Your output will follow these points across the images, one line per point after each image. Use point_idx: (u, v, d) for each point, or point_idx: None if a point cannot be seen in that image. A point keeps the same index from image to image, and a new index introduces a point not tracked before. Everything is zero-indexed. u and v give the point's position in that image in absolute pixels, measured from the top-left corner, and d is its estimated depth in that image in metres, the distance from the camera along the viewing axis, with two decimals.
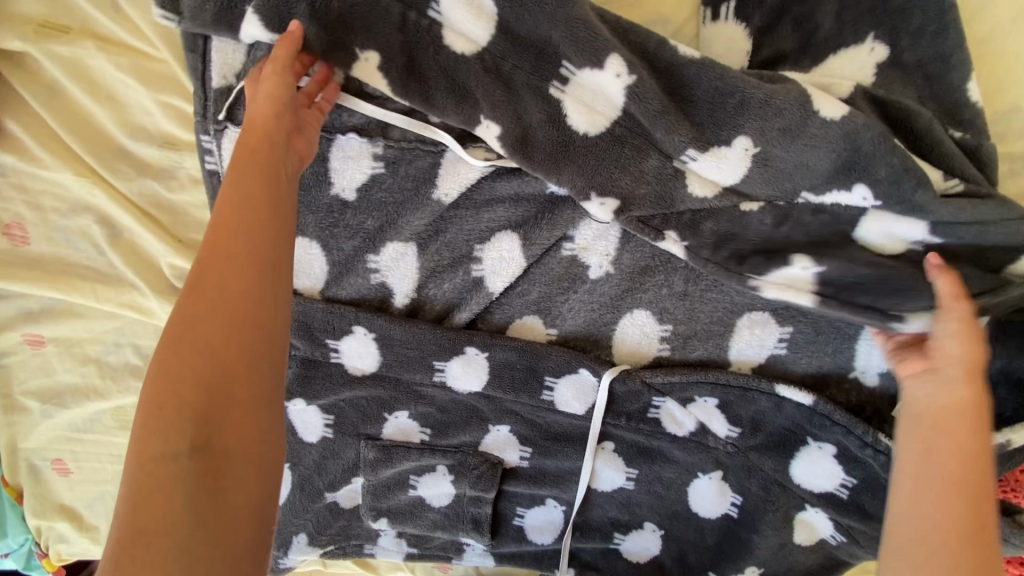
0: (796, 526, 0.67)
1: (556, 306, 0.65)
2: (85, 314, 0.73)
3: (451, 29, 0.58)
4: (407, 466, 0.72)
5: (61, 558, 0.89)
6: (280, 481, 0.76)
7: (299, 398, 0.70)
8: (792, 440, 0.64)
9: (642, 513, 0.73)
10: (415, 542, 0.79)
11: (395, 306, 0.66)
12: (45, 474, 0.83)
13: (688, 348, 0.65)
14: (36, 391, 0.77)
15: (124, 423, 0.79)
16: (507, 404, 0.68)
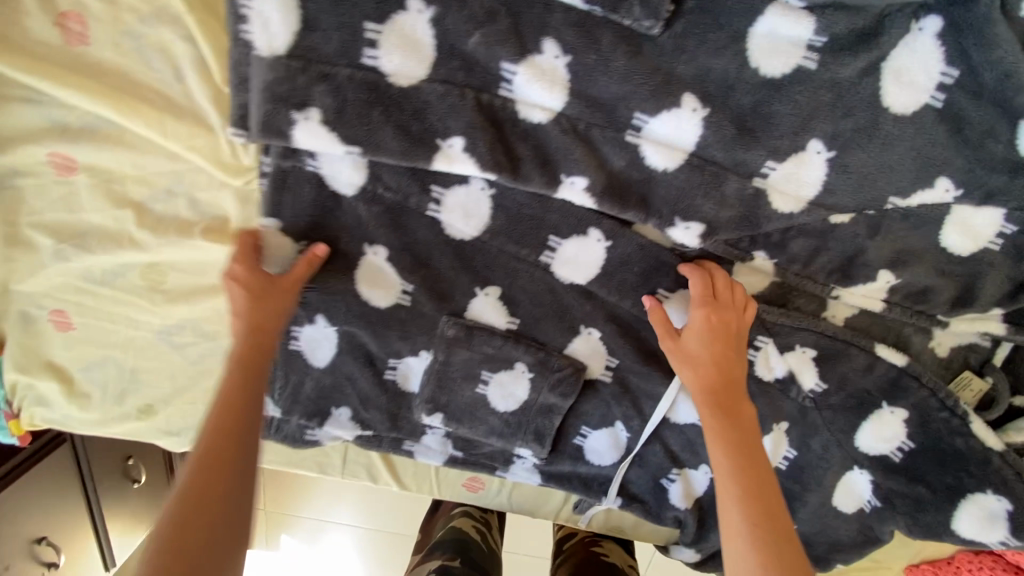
0: (838, 487, 0.70)
1: (700, 203, 0.56)
2: (137, 145, 0.60)
3: (525, 102, 0.54)
4: (486, 354, 0.67)
5: (32, 423, 0.79)
6: (325, 342, 0.68)
7: (382, 248, 0.63)
8: (867, 404, 0.65)
9: (702, 455, 0.72)
10: (462, 447, 0.75)
11: (504, 149, 0.55)
12: (39, 325, 0.71)
13: (809, 257, 0.59)
14: (49, 227, 0.65)
15: (155, 284, 0.68)
16: (611, 308, 0.65)
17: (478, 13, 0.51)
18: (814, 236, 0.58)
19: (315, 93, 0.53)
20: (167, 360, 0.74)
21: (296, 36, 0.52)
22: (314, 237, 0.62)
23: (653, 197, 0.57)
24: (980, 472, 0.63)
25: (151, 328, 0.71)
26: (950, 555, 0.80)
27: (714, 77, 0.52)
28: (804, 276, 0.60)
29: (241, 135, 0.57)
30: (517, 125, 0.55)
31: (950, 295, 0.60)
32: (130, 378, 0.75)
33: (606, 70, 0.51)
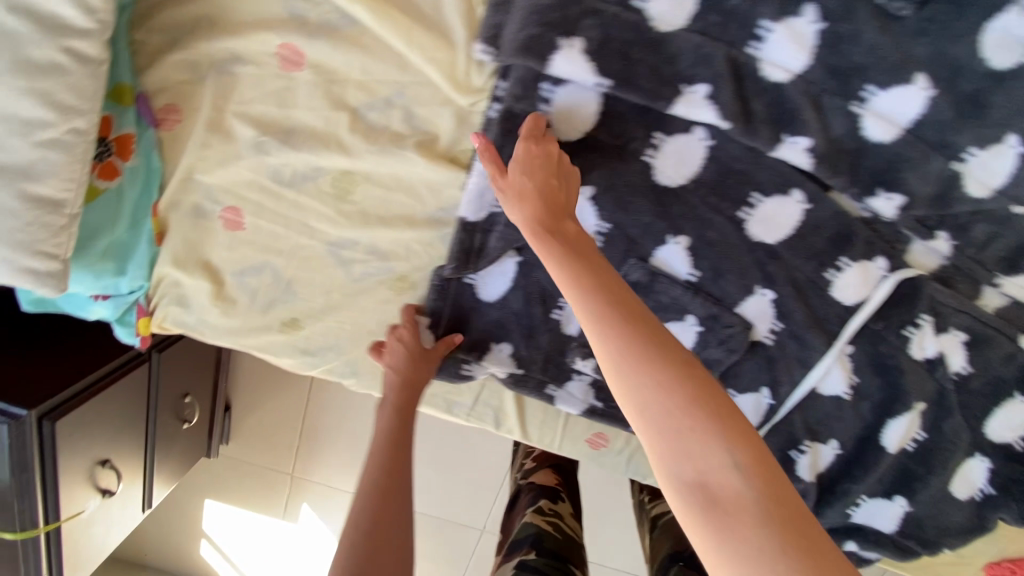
0: (956, 477, 0.75)
1: (905, 177, 0.61)
2: (372, 50, 0.61)
3: (770, 61, 0.58)
4: (661, 303, 0.71)
5: (162, 324, 0.77)
6: (502, 275, 0.72)
7: (592, 188, 0.66)
8: (1001, 392, 0.70)
9: (838, 428, 0.75)
10: (605, 398, 0.77)
11: (741, 104, 0.59)
12: (209, 220, 0.70)
13: (984, 242, 0.65)
14: (256, 119, 0.65)
15: (341, 194, 0.68)
16: (792, 271, 0.68)
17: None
18: (994, 223, 0.63)
19: (583, 25, 0.56)
20: (327, 275, 0.73)
21: None
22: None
23: (859, 167, 0.62)
24: None
25: (323, 239, 0.71)
26: None
27: (950, 60, 0.56)
28: (974, 260, 0.66)
29: (489, 56, 0.58)
30: (757, 81, 0.59)
31: None
32: (283, 288, 0.74)
33: (854, 42, 0.56)
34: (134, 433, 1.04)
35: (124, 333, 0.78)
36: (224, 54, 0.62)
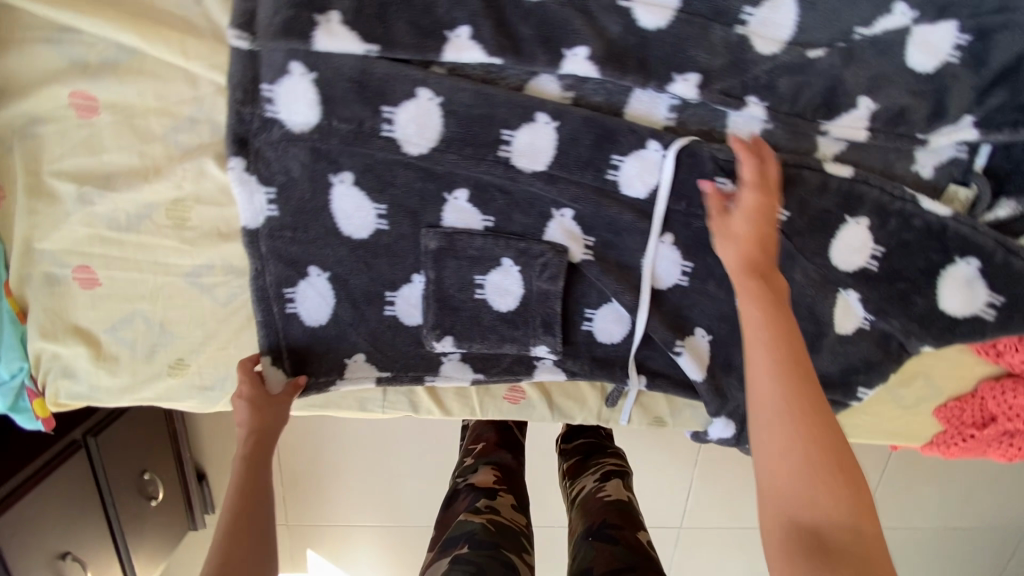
0: (835, 316, 0.73)
1: (694, 54, 0.61)
2: (158, 75, 0.63)
3: None
4: (471, 257, 0.72)
5: (58, 401, 0.76)
6: (321, 298, 0.73)
7: (348, 173, 0.67)
8: (833, 222, 0.69)
9: (730, 317, 0.75)
10: (481, 366, 0.78)
11: (510, 29, 0.60)
12: (63, 285, 0.70)
13: (796, 94, 0.64)
14: (71, 174, 0.65)
15: (180, 223, 0.69)
16: (628, 177, 0.68)
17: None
18: (798, 72, 0.63)
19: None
20: (196, 307, 0.74)
21: None
22: (309, 155, 0.66)
23: (651, 58, 0.61)
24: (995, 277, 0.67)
25: (179, 273, 0.72)
26: (974, 389, 0.84)
27: None
28: (795, 115, 0.65)
29: (244, 41, 0.60)
30: (518, 3, 0.59)
31: (927, 112, 0.65)
32: (158, 332, 0.75)
33: None
34: (92, 519, 1.05)
35: (24, 419, 0.78)
36: (19, 118, 0.63)
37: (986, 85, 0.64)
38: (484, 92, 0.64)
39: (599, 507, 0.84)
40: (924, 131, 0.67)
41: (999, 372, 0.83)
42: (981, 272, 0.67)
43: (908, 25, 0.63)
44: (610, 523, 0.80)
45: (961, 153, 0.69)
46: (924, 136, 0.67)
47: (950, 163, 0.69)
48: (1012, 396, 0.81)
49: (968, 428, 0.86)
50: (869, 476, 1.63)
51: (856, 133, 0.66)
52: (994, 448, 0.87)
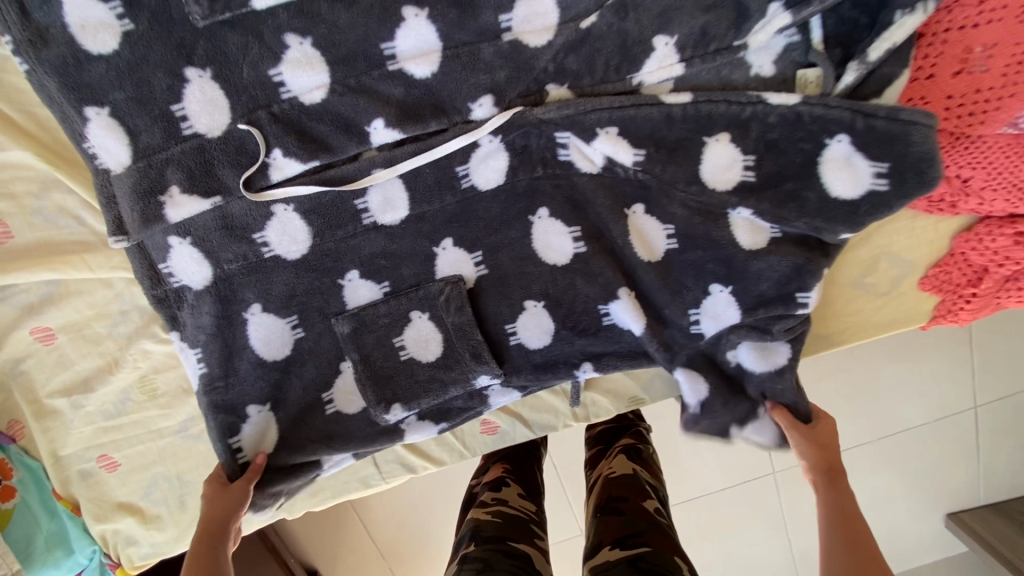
0: (741, 236, 0.71)
1: (477, 77, 0.64)
2: (84, 289, 0.75)
3: (303, 91, 0.64)
4: (385, 325, 0.74)
5: (134, 565, 0.90)
6: (266, 426, 0.74)
7: (255, 304, 0.72)
8: (691, 158, 0.68)
9: (645, 285, 0.74)
10: (440, 416, 0.79)
11: (313, 133, 0.66)
12: (94, 475, 0.85)
13: (590, 67, 0.65)
14: (59, 390, 0.79)
15: (153, 394, 0.81)
16: (481, 204, 0.71)
17: (236, 50, 0.63)
18: (580, 47, 0.64)
19: (167, 174, 0.67)
20: (197, 453, 0.85)
21: (127, 145, 0.66)
22: (216, 304, 0.71)
23: (443, 101, 0.65)
24: (876, 142, 0.63)
25: (171, 432, 0.83)
26: (950, 248, 0.76)
27: None
28: (599, 82, 0.66)
29: (124, 241, 0.69)
30: (308, 111, 0.65)
31: (729, 20, 0.63)
32: (180, 484, 0.87)
33: (337, 27, 0.62)
34: None
35: None
36: (8, 363, 0.78)
37: None
38: (323, 186, 0.68)
39: (605, 486, 0.88)
40: (736, 38, 0.64)
41: (971, 221, 0.75)
42: (857, 146, 0.64)
43: None
44: (615, 500, 0.84)
45: (792, 38, 0.65)
46: (740, 42, 0.65)
47: (786, 51, 0.66)
48: (993, 239, 0.72)
49: (964, 288, 0.77)
50: (954, 347, 1.49)
51: (671, 71, 0.66)
52: (1007, 298, 0.76)
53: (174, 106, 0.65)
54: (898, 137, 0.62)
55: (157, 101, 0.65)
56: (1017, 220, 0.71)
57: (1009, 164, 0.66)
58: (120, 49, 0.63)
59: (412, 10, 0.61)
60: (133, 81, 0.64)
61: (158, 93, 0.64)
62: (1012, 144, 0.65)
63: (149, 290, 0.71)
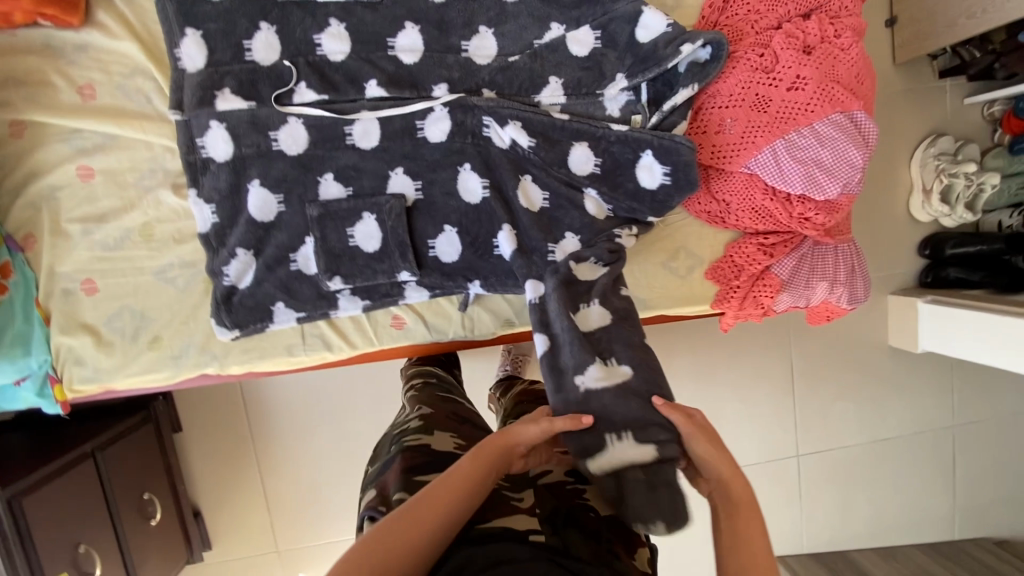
0: (589, 204, 1.08)
1: (441, 71, 1.04)
2: (129, 146, 1.04)
3: (331, 53, 1.02)
4: (343, 216, 1.06)
5: (72, 384, 1.07)
6: (247, 268, 1.06)
7: (256, 180, 1.03)
8: (563, 151, 1.08)
9: (524, 229, 1.09)
10: (367, 294, 1.10)
11: (329, 80, 1.03)
12: (74, 294, 1.06)
13: (511, 83, 1.07)
14: (77, 217, 1.04)
15: (149, 238, 1.06)
16: (426, 150, 1.07)
17: (295, 19, 1.01)
18: (507, 70, 1.06)
19: (224, 79, 1.00)
20: (164, 295, 1.08)
21: (205, 56, 1.00)
22: (231, 173, 1.03)
23: (417, 80, 1.04)
24: (663, 157, 1.04)
25: (151, 272, 1.07)
26: (725, 251, 1.16)
27: (416, 10, 1.02)
28: (515, 93, 1.07)
29: (179, 115, 1.01)
30: (331, 65, 1.02)
31: (595, 77, 1.07)
32: (140, 319, 1.08)
33: (363, 23, 1.02)
34: (99, 519, 1.29)
35: (48, 405, 1.08)
36: (46, 188, 1.03)
37: (622, 53, 1.06)
38: (327, 111, 1.03)
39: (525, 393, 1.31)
40: (597, 87, 1.08)
41: (737, 236, 1.16)
42: (654, 155, 1.04)
43: (562, 34, 1.06)
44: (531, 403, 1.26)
45: (630, 97, 1.09)
46: (601, 91, 1.08)
47: (626, 103, 1.09)
48: (745, 247, 1.13)
49: (733, 280, 1.16)
50: (781, 400, 1.86)
51: (559, 97, 1.08)
52: (758, 291, 1.15)
53: (245, 41, 1.01)
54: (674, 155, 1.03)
55: (236, 35, 1.00)
56: (759, 236, 1.13)
57: (748, 192, 1.08)
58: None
59: (410, 24, 1.02)
60: (224, 19, 1.00)
61: (238, 31, 1.00)
62: (749, 179, 1.07)
63: (184, 154, 1.02)
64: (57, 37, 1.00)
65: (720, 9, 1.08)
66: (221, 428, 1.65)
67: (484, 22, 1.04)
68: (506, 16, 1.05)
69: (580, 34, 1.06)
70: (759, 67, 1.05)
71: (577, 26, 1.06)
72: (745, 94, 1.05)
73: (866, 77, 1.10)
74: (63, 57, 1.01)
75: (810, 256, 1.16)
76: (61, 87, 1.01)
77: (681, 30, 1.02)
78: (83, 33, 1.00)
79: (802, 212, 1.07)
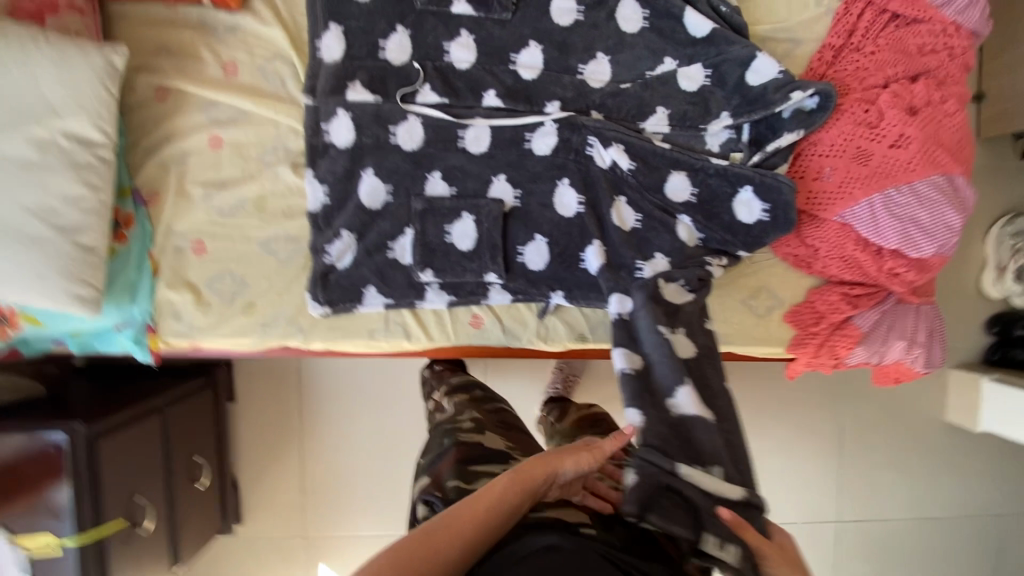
0: (680, 231, 1.11)
1: (555, 89, 1.10)
2: (258, 123, 1.12)
3: (457, 61, 1.09)
4: (443, 213, 1.11)
5: (166, 337, 1.13)
6: (348, 250, 1.11)
7: (371, 168, 1.10)
8: (662, 178, 1.11)
9: (614, 248, 1.11)
10: (453, 290, 1.13)
11: (451, 85, 1.09)
12: (185, 252, 1.12)
13: (620, 108, 1.11)
14: (201, 182, 1.11)
15: (262, 209, 1.13)
16: (530, 160, 1.12)
17: (429, 26, 1.09)
18: (617, 95, 1.11)
19: (357, 73, 1.08)
20: (264, 264, 1.14)
21: (342, 49, 1.08)
22: (349, 160, 1.10)
23: (532, 95, 1.10)
24: (761, 197, 1.07)
25: (257, 241, 1.13)
26: (805, 296, 1.17)
27: (542, 31, 1.09)
28: (622, 118, 1.12)
29: (310, 100, 1.08)
30: (456, 71, 1.09)
31: (700, 112, 1.12)
32: (238, 284, 1.14)
33: (491, 37, 1.09)
34: (156, 474, 1.31)
35: (141, 353, 1.14)
36: (179, 151, 1.11)
37: (731, 93, 1.10)
38: (444, 114, 1.10)
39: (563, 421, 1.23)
40: (701, 122, 1.12)
41: (819, 283, 1.17)
42: (753, 194, 1.07)
43: (674, 68, 1.11)
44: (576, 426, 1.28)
45: (732, 135, 1.13)
46: (704, 126, 1.12)
47: (727, 140, 1.13)
48: (828, 294, 1.14)
49: (810, 326, 1.16)
50: (826, 459, 1.81)
51: (663, 127, 1.12)
52: (835, 340, 1.16)
53: (380, 40, 1.08)
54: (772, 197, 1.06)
55: (373, 34, 1.08)
56: (844, 285, 1.13)
57: (839, 241, 1.09)
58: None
59: (534, 42, 1.09)
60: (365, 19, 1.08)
61: (376, 30, 1.08)
62: (841, 229, 1.09)
63: (309, 135, 1.09)
64: (214, 18, 1.09)
65: (830, 62, 1.12)
66: (275, 399, 1.69)
67: (603, 49, 1.10)
68: (624, 46, 1.10)
69: (691, 71, 1.11)
70: (864, 121, 1.08)
71: (690, 62, 1.10)
72: (846, 147, 1.08)
73: (967, 143, 1.12)
74: (215, 36, 1.10)
75: (892, 313, 1.16)
76: (209, 62, 1.10)
77: (793, 78, 1.06)
78: (238, 17, 1.09)
79: (892, 267, 1.08)
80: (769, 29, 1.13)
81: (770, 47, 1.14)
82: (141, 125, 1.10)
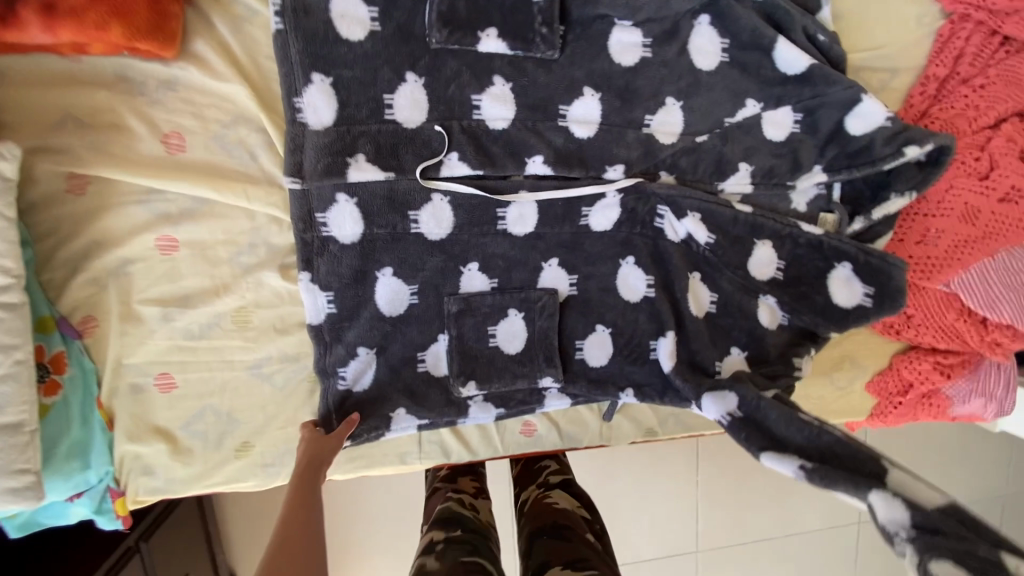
0: (762, 313, 0.94)
1: (617, 148, 0.86)
2: (225, 214, 0.82)
3: (490, 118, 0.83)
4: (485, 313, 0.88)
5: (137, 497, 0.88)
6: (366, 370, 0.87)
7: (389, 267, 0.85)
8: (745, 250, 0.92)
9: (694, 339, 0.92)
10: (501, 402, 0.92)
11: (484, 151, 0.83)
12: (145, 392, 0.85)
13: (693, 167, 0.90)
14: (154, 300, 0.82)
15: (244, 326, 0.86)
16: (587, 238, 0.90)
17: (450, 72, 0.81)
18: (691, 151, 0.89)
19: (358, 143, 0.80)
20: (257, 394, 0.88)
21: (335, 110, 0.79)
22: (357, 258, 0.84)
23: (587, 157, 0.86)
24: (865, 271, 0.90)
25: (244, 367, 0.87)
26: (890, 362, 1.04)
27: (598, 74, 0.84)
28: (695, 179, 0.91)
29: (297, 183, 0.79)
30: (489, 132, 0.83)
31: (787, 166, 0.91)
32: (225, 421, 0.88)
33: (533, 83, 0.83)
34: None
35: (105, 521, 0.88)
36: (116, 261, 0.81)
37: (824, 142, 0.90)
38: (478, 188, 0.84)
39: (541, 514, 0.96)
40: (788, 178, 0.92)
41: (905, 347, 1.04)
42: (853, 269, 0.91)
43: (758, 113, 0.89)
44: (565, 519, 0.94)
45: (822, 191, 0.94)
46: (792, 182, 0.92)
47: (815, 197, 0.94)
48: (918, 363, 1.01)
49: (895, 395, 1.04)
50: None
51: (744, 186, 0.92)
52: (921, 410, 1.05)
53: (386, 95, 0.80)
54: (878, 272, 0.90)
55: (374, 87, 0.80)
56: (937, 352, 1.01)
57: (940, 310, 0.96)
58: (359, 38, 0.78)
59: (589, 89, 0.84)
60: (362, 66, 0.79)
61: (378, 81, 0.79)
62: (944, 298, 0.95)
63: (298, 231, 0.81)
64: (137, 70, 0.77)
65: (933, 97, 0.93)
66: None
67: (674, 93, 0.86)
68: (699, 88, 0.87)
69: (779, 115, 0.89)
70: (974, 172, 0.92)
71: (778, 105, 0.89)
72: (954, 203, 0.92)
73: None
74: (144, 96, 0.77)
75: (991, 382, 1.02)
76: (141, 134, 0.78)
77: (902, 126, 0.87)
78: (175, 68, 0.77)
79: (996, 338, 0.96)
80: (862, 56, 0.93)
81: (864, 78, 0.93)
82: (53, 229, 0.79)
